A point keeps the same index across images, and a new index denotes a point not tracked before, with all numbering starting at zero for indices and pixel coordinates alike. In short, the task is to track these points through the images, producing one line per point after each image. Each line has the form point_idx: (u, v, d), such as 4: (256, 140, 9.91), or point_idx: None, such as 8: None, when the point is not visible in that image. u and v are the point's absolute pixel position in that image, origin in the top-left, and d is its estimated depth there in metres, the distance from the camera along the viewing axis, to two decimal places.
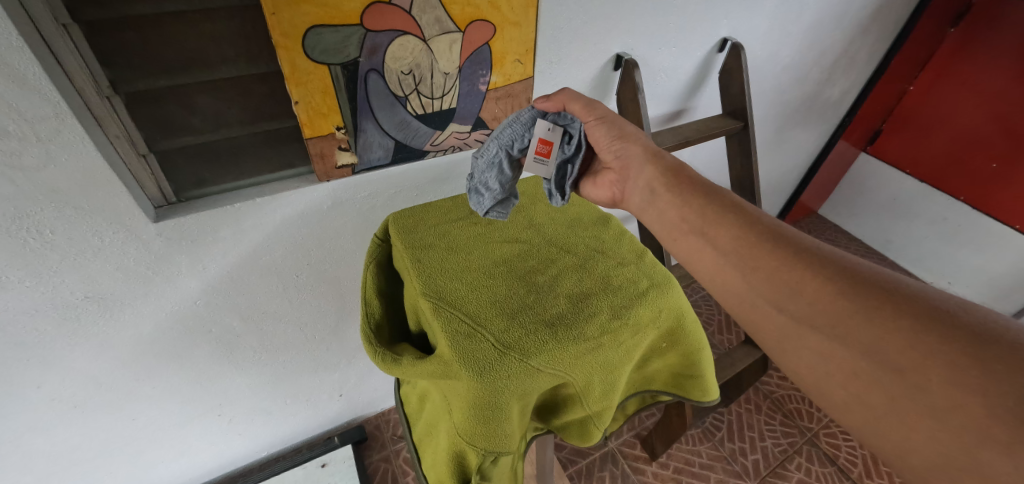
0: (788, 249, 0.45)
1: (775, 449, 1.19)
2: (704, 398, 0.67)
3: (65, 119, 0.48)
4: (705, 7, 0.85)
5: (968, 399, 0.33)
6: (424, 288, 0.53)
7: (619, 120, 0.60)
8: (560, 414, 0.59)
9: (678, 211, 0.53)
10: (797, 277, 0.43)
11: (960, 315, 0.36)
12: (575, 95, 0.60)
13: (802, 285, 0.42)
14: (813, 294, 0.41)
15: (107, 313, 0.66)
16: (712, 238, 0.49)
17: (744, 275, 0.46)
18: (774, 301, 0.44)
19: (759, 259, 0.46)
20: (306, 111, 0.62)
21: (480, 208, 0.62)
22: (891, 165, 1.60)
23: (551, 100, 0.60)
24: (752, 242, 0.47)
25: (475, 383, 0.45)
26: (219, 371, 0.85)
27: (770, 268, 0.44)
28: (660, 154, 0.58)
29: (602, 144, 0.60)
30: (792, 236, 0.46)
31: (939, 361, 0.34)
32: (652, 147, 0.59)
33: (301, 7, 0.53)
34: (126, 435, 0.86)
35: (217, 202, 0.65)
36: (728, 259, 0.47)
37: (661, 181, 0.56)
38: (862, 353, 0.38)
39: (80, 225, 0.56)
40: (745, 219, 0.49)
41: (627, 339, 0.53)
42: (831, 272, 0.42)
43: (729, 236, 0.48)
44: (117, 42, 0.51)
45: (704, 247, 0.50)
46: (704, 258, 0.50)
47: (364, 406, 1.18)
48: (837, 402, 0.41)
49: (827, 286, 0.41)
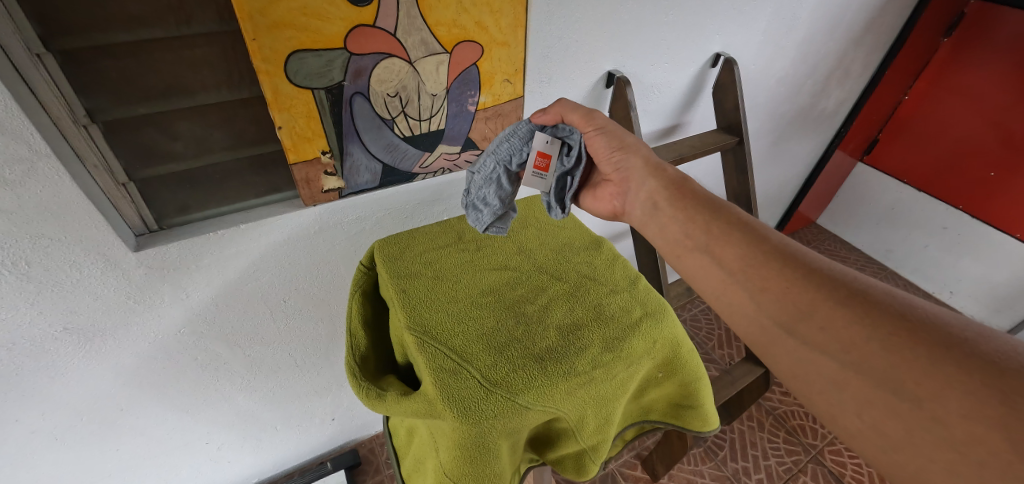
0: (800, 269, 0.43)
1: (780, 467, 1.17)
2: (704, 428, 0.65)
3: (40, 153, 0.47)
4: (697, 23, 0.85)
5: (989, 435, 0.31)
6: (409, 322, 0.51)
7: (620, 128, 0.59)
8: (554, 449, 0.57)
9: (683, 224, 0.52)
10: (808, 300, 0.41)
11: (973, 343, 0.35)
12: (573, 106, 0.59)
13: (813, 308, 0.41)
14: (825, 318, 0.40)
15: (86, 347, 0.64)
16: (718, 256, 0.48)
17: (752, 295, 0.45)
18: (784, 324, 0.42)
19: (768, 279, 0.44)
20: (290, 136, 0.60)
21: (479, 224, 0.61)
22: (888, 175, 1.59)
23: (548, 112, 0.59)
24: (760, 262, 0.45)
25: (459, 423, 0.43)
26: (205, 398, 0.82)
27: (781, 289, 0.43)
28: (660, 163, 0.57)
29: (602, 154, 0.58)
30: (798, 254, 0.45)
31: (961, 396, 0.33)
32: (653, 155, 0.58)
33: (282, 31, 0.52)
34: (109, 467, 0.83)
35: (200, 229, 0.64)
36: (735, 278, 0.46)
37: (664, 196, 0.54)
38: (878, 382, 0.36)
39: (57, 256, 0.54)
40: (751, 237, 0.48)
41: (620, 372, 0.51)
42: (844, 294, 0.40)
43: (737, 257, 0.47)
44: (93, 70, 0.50)
45: (709, 264, 0.48)
46: (710, 275, 0.48)
47: (356, 430, 1.14)
48: (849, 431, 0.38)
49: (841, 310, 0.39)
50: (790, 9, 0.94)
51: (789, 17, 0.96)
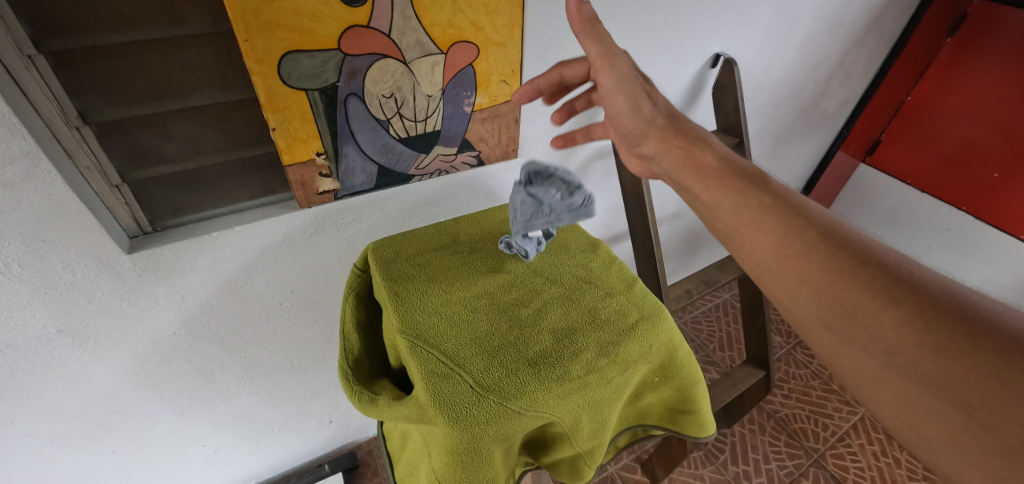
0: (852, 261, 0.39)
1: (781, 471, 1.15)
2: (701, 434, 0.64)
3: (31, 154, 0.47)
4: (696, 23, 0.84)
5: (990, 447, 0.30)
6: (402, 325, 0.51)
7: (636, 81, 0.51)
8: (549, 454, 0.56)
9: (710, 204, 0.49)
10: (855, 296, 0.38)
11: None
12: (593, 42, 0.48)
13: (858, 306, 0.37)
14: (871, 317, 0.37)
15: (79, 348, 0.64)
16: (753, 243, 0.45)
17: (790, 289, 0.42)
18: (823, 319, 0.39)
19: (810, 271, 0.41)
20: (284, 137, 0.60)
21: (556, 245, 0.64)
22: (891, 176, 1.56)
23: (577, 32, 0.48)
24: (799, 253, 0.42)
25: (451, 429, 0.42)
26: (201, 400, 0.82)
27: (822, 284, 0.40)
28: (677, 120, 0.53)
29: (626, 116, 0.53)
30: (850, 241, 0.41)
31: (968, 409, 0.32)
32: (668, 113, 0.53)
33: (276, 33, 0.52)
34: (105, 469, 0.82)
35: (194, 231, 0.63)
36: (770, 269, 0.43)
37: (687, 170, 0.51)
38: None
39: (48, 258, 0.54)
40: (793, 221, 0.43)
41: (616, 377, 0.50)
42: (893, 293, 0.37)
43: (770, 247, 0.43)
44: (87, 72, 0.50)
45: (745, 250, 0.46)
46: (747, 260, 0.46)
47: (354, 432, 1.14)
48: None
49: (891, 310, 0.36)
50: (790, 9, 0.94)
51: (790, 18, 0.95)
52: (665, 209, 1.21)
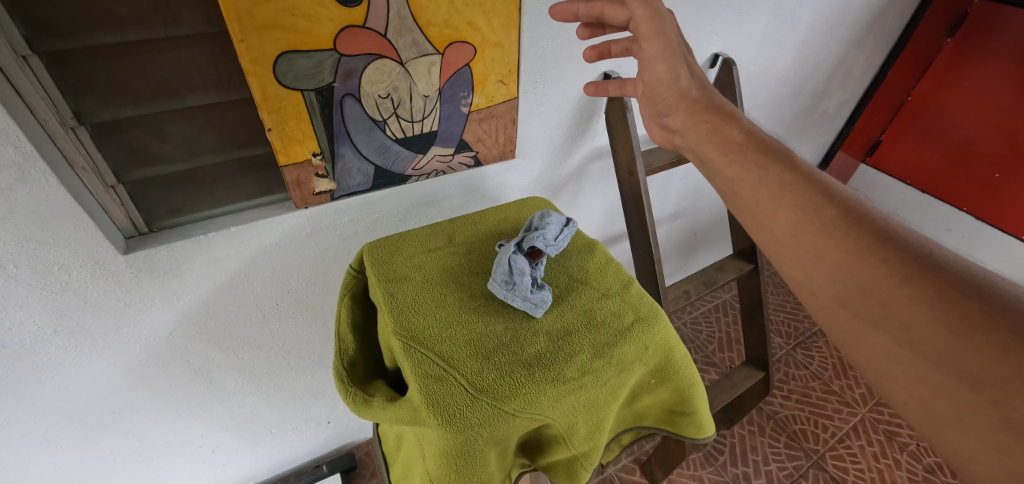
0: (869, 238, 0.37)
1: (780, 473, 1.15)
2: (699, 435, 0.64)
3: (26, 154, 0.47)
4: (694, 22, 0.84)
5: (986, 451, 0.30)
6: (396, 327, 0.51)
7: (679, 49, 0.51)
8: (545, 456, 0.56)
9: (730, 180, 0.45)
10: (870, 273, 0.36)
11: None
12: None
13: (875, 284, 0.36)
14: (888, 294, 0.35)
15: (75, 349, 0.64)
16: (768, 219, 0.42)
17: (805, 265, 0.39)
18: (838, 296, 0.37)
19: (824, 248, 0.38)
20: (280, 138, 0.60)
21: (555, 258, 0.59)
22: (891, 176, 1.55)
23: None
24: (817, 229, 0.39)
25: (445, 431, 0.42)
26: (199, 401, 0.82)
27: (839, 261, 0.37)
28: (711, 95, 0.50)
29: (662, 84, 0.51)
30: (870, 217, 0.39)
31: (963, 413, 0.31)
32: (703, 88, 0.50)
33: (271, 33, 0.52)
34: (102, 470, 0.82)
35: (190, 232, 0.63)
36: (784, 247, 0.41)
37: (710, 144, 0.47)
38: None
39: (44, 259, 0.54)
40: (814, 195, 0.41)
41: (611, 378, 0.50)
42: (915, 271, 0.34)
43: (789, 223, 0.40)
44: (81, 72, 0.50)
45: (758, 227, 0.43)
46: (762, 239, 0.43)
47: (352, 433, 1.13)
48: None
49: (907, 288, 0.34)
50: (789, 9, 0.93)
51: (789, 17, 0.95)
52: (664, 210, 1.21)
